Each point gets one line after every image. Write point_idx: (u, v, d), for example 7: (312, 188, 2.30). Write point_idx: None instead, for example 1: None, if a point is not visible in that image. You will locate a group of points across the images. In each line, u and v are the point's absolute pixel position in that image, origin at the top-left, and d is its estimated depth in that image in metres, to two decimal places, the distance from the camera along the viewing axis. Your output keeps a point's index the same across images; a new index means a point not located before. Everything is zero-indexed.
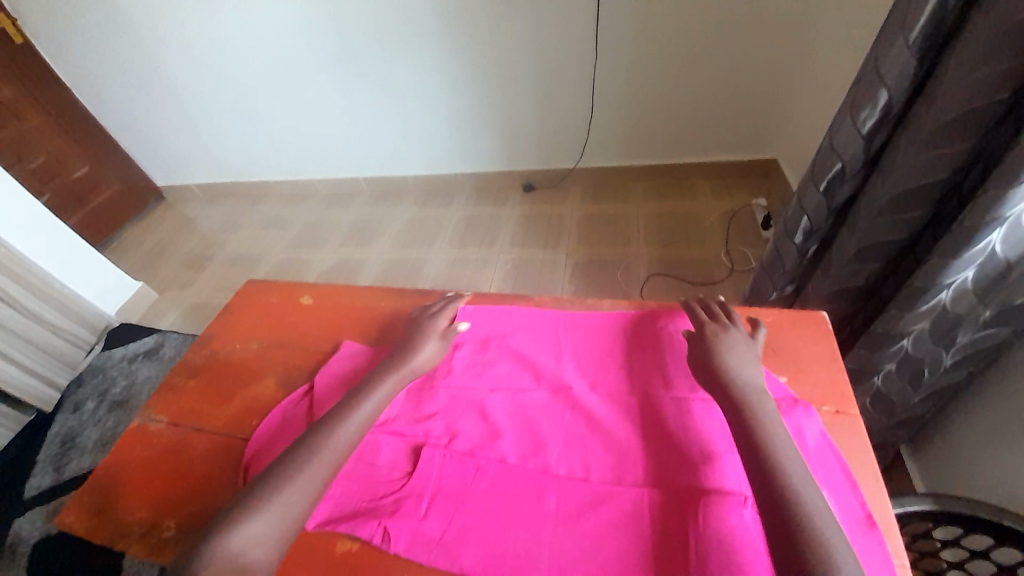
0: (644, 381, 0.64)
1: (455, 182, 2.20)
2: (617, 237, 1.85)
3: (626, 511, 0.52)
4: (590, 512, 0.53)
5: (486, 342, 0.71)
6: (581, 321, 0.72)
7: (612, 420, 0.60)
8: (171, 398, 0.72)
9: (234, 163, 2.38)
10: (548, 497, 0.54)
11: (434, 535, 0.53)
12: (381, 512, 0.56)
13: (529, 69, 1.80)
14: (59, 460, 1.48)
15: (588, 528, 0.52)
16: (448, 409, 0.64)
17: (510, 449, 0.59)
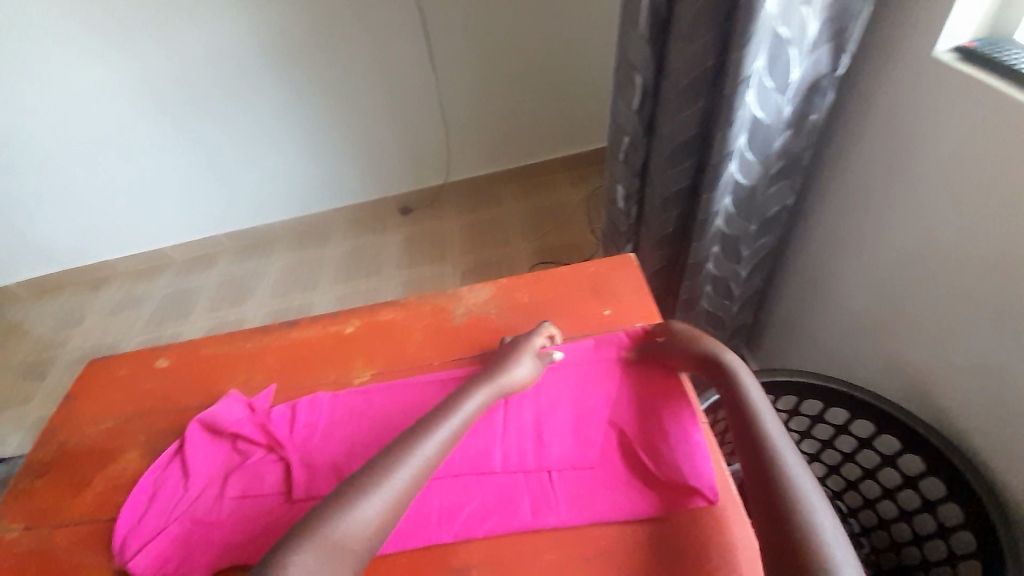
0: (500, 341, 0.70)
1: (327, 220, 2.15)
2: (496, 238, 1.97)
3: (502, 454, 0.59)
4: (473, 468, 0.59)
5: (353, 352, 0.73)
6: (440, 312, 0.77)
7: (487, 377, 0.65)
8: (15, 506, 0.64)
9: (59, 249, 2.08)
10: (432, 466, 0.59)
11: None
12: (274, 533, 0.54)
13: (372, 96, 1.85)
14: None
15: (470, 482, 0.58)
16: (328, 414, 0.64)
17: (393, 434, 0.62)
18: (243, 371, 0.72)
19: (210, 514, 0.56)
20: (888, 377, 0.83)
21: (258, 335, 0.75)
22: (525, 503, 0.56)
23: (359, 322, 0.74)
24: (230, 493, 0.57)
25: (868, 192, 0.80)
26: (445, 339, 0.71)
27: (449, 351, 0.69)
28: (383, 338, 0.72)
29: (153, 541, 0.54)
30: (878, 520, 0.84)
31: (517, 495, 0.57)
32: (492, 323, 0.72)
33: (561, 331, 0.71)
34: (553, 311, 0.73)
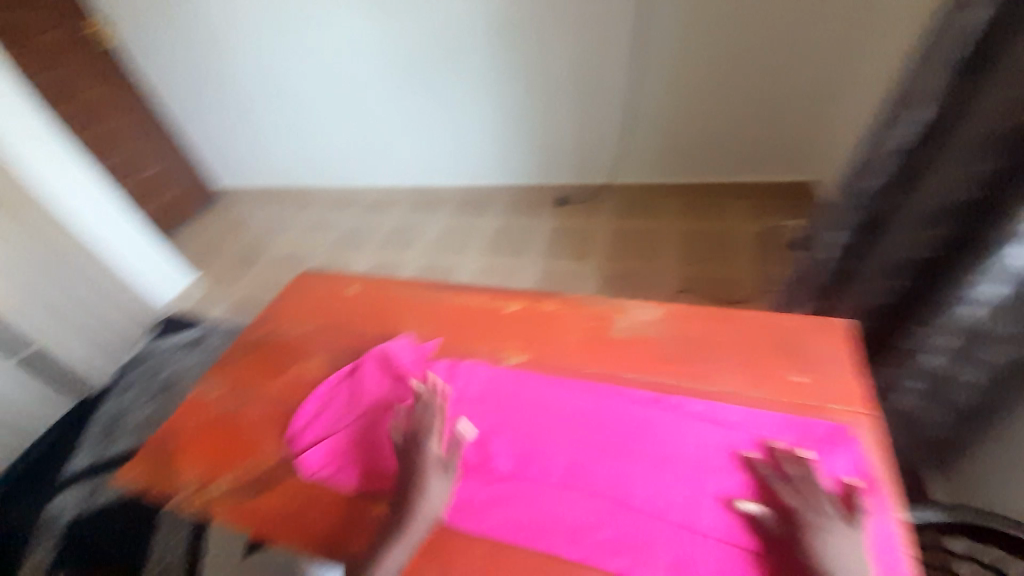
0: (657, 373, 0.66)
1: (490, 194, 2.29)
2: (646, 250, 1.88)
3: (647, 492, 0.55)
4: (611, 493, 0.56)
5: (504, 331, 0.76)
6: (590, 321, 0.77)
7: (646, 408, 0.62)
8: (226, 371, 0.80)
9: (289, 170, 2.58)
10: (568, 474, 0.58)
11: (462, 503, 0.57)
12: (413, 482, 0.59)
13: (568, 86, 1.91)
14: (105, 440, 1.62)
15: (606, 506, 0.55)
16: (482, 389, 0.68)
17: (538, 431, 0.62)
18: (412, 318, 0.79)
19: (366, 440, 0.64)
20: None
21: (429, 289, 0.83)
22: (663, 556, 0.51)
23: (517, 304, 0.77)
24: (385, 427, 0.65)
25: None
26: (591, 351, 0.70)
27: (599, 363, 0.68)
28: (536, 329, 0.74)
29: (321, 445, 0.65)
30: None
31: (654, 541, 0.52)
32: (646, 349, 0.69)
33: (730, 384, 0.64)
34: (722, 358, 0.67)
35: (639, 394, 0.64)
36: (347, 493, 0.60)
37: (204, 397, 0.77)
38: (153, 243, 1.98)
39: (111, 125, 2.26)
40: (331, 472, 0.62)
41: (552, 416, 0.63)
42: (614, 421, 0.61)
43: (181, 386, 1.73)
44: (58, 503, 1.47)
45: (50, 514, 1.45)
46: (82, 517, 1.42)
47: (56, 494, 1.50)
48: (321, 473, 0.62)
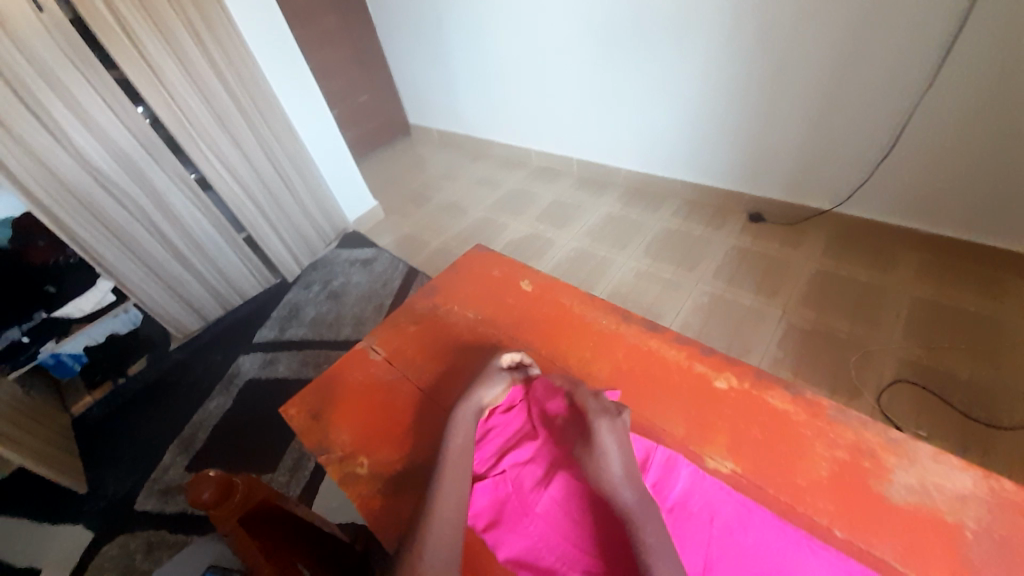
0: (866, 527, 0.57)
1: (669, 188, 2.02)
2: (862, 314, 1.42)
3: None
4: None
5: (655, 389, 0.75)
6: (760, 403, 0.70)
7: None
8: (393, 335, 0.89)
9: (470, 120, 2.63)
10: None
11: None
12: None
13: (812, 89, 1.46)
14: (285, 322, 1.91)
15: None
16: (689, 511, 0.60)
17: None
18: (591, 347, 0.82)
19: (531, 500, 0.63)
20: None
21: (621, 320, 0.85)
22: None
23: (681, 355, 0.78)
24: (552, 493, 0.63)
25: None
26: (777, 464, 0.64)
27: (768, 472, 0.64)
28: (706, 407, 0.72)
29: (485, 487, 0.65)
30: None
31: None
32: (876, 502, 0.59)
33: None
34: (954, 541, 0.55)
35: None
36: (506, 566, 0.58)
37: (365, 358, 0.86)
38: (348, 167, 2.17)
39: (336, 51, 2.48)
40: (490, 524, 0.62)
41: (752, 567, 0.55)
42: None
43: (348, 297, 1.96)
44: (244, 362, 1.78)
45: (237, 368, 1.77)
46: (261, 379, 1.71)
47: (242, 354, 1.82)
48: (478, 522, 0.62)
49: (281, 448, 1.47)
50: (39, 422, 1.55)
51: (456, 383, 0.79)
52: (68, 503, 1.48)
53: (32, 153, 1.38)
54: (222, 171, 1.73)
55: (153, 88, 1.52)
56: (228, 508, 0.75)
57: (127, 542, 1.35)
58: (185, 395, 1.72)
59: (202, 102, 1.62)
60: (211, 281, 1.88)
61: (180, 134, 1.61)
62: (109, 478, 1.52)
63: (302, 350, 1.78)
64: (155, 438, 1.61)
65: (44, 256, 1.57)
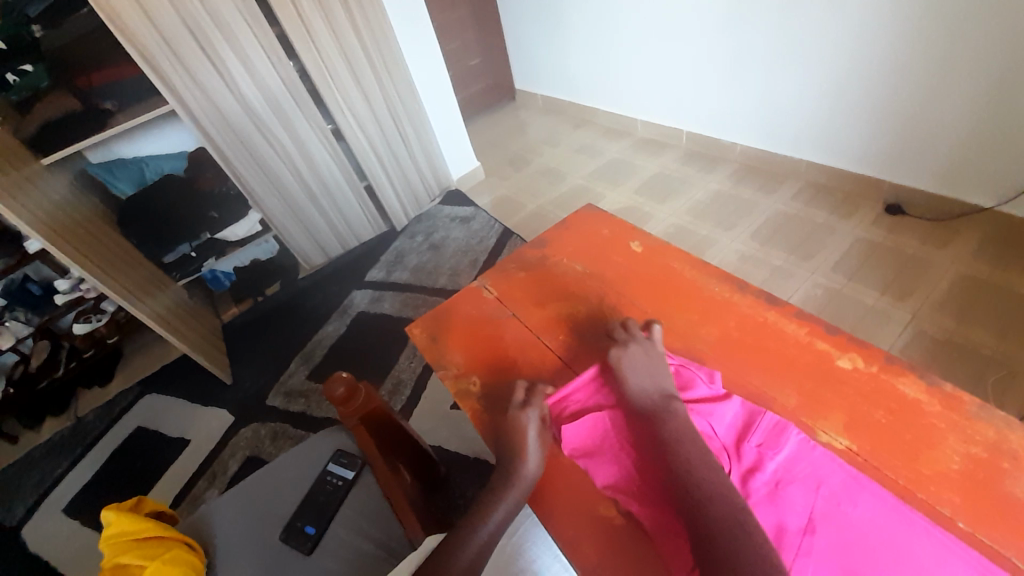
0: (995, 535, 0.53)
1: (792, 168, 1.84)
2: (1020, 329, 1.22)
3: None
4: None
5: (762, 362, 0.73)
6: (883, 392, 0.66)
7: None
8: (503, 278, 0.96)
9: (577, 85, 2.58)
10: None
11: None
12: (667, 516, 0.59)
13: (998, 61, 1.22)
14: (392, 265, 2.09)
15: None
16: (791, 469, 0.61)
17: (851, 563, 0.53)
18: (696, 315, 0.81)
19: (630, 439, 0.67)
20: None
21: (734, 289, 0.83)
22: None
23: (797, 330, 0.76)
24: None
25: None
26: (899, 451, 0.61)
27: (886, 458, 0.61)
28: (818, 385, 0.69)
29: (586, 420, 0.70)
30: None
31: None
32: (1010, 506, 0.54)
33: None
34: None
35: (989, 571, 0.50)
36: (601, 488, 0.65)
37: (478, 295, 0.94)
38: (458, 126, 2.26)
39: (457, 12, 2.54)
40: (590, 454, 0.68)
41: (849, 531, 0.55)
42: None
43: (448, 249, 2.09)
44: (356, 296, 1.99)
45: (351, 300, 1.98)
46: (369, 312, 1.91)
47: (355, 289, 2.04)
48: (579, 451, 0.69)
49: (382, 375, 1.64)
50: (196, 321, 1.89)
51: (565, 330, 0.84)
52: (216, 389, 1.81)
53: (207, 96, 1.63)
54: (352, 122, 1.90)
55: (303, 42, 1.69)
56: (352, 407, 0.88)
57: (259, 428, 1.63)
58: (308, 317, 1.98)
59: (341, 58, 1.78)
60: (335, 223, 2.10)
61: (322, 87, 1.79)
62: (246, 377, 1.83)
63: (404, 292, 1.95)
64: (282, 349, 1.88)
65: (212, 183, 1.87)
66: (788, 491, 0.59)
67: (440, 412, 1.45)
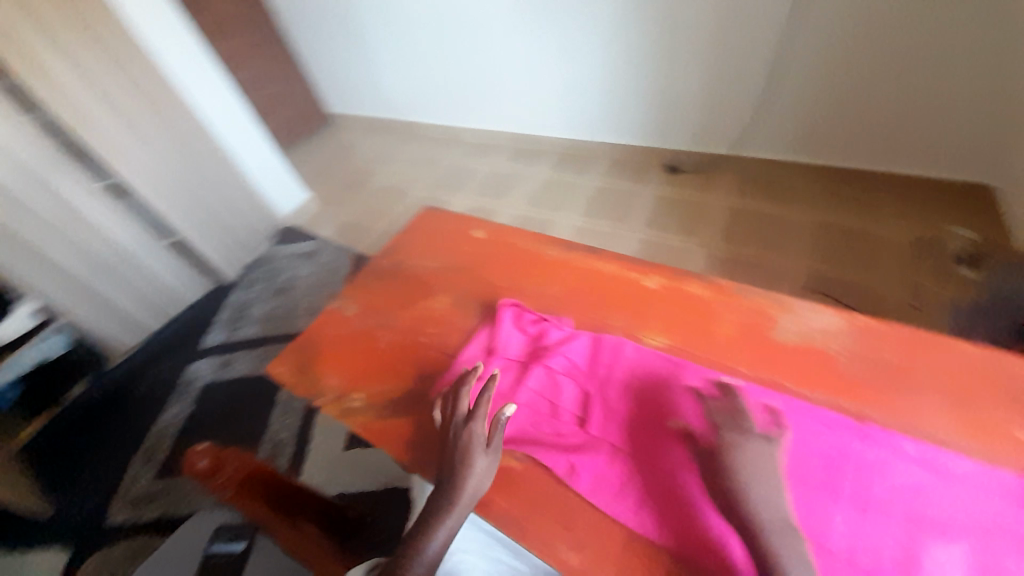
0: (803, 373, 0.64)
1: (596, 150, 2.15)
2: (767, 239, 1.65)
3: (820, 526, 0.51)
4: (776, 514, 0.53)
5: None
6: None
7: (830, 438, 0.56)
8: (361, 290, 0.92)
9: (394, 102, 2.61)
10: None
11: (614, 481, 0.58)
12: (562, 449, 0.62)
13: (704, 45, 1.64)
14: (234, 323, 1.86)
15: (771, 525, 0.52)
16: (641, 370, 0.66)
17: (698, 430, 0.60)
18: (545, 276, 0.84)
19: (513, 395, 0.68)
20: None
21: None
22: None
23: None
24: (531, 385, 0.67)
25: None
26: (717, 330, 0.71)
27: (717, 337, 0.70)
28: (665, 304, 0.75)
29: (470, 391, 0.68)
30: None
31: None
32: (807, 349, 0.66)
33: (899, 408, 0.60)
34: (988, 383, 0.60)
35: (787, 396, 0.61)
36: (496, 446, 0.64)
37: (340, 314, 0.88)
38: (273, 159, 2.10)
39: (243, 40, 2.37)
40: (478, 419, 0.67)
41: (803, 429, 0.57)
42: (759, 425, 0.59)
43: (297, 291, 1.93)
44: (197, 367, 1.72)
45: (192, 374, 1.70)
46: (218, 381, 1.66)
47: (194, 360, 1.76)
48: (468, 420, 0.67)
49: (254, 442, 1.45)
50: None
51: (436, 322, 0.81)
52: (27, 533, 1.40)
53: None
54: (138, 172, 1.63)
55: (42, 85, 1.38)
56: None
57: (107, 554, 1.31)
58: (139, 407, 1.64)
59: (103, 100, 1.50)
60: (145, 292, 1.77)
61: (85, 137, 1.48)
62: (68, 502, 1.44)
63: (257, 348, 1.75)
64: (111, 454, 1.53)
65: None
66: (640, 387, 0.64)
67: (333, 457, 1.35)
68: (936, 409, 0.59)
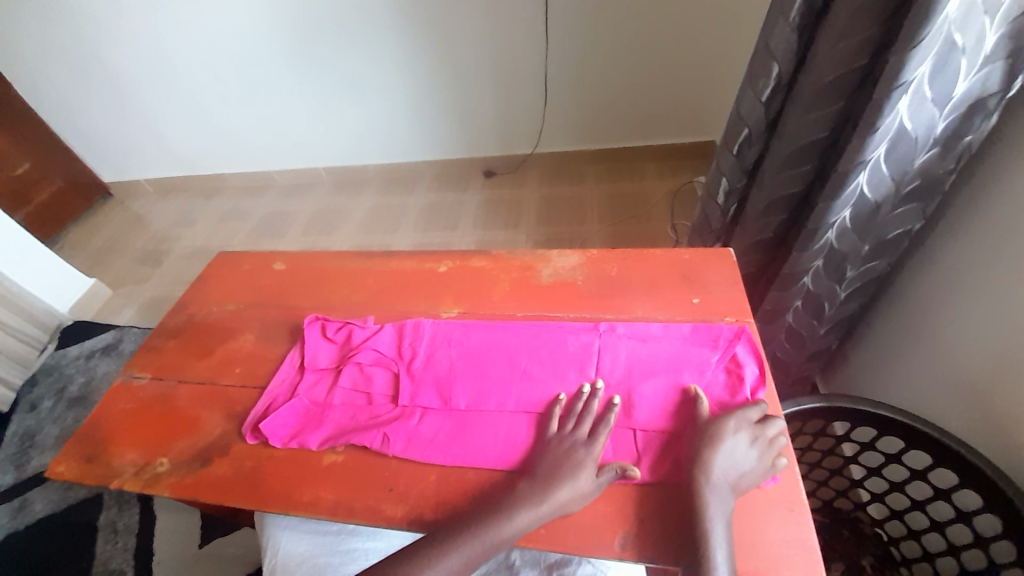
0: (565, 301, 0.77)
1: (416, 170, 2.23)
2: (574, 216, 1.91)
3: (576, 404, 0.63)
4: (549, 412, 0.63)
5: None
6: None
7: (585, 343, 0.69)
8: (152, 358, 0.85)
9: (185, 158, 2.34)
10: (508, 394, 0.65)
11: (425, 437, 0.64)
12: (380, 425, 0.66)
13: (481, 61, 1.86)
14: (19, 459, 1.47)
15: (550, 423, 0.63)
16: (431, 340, 0.73)
17: (481, 371, 0.68)
18: (349, 286, 0.87)
19: (329, 399, 0.70)
20: (972, 425, 0.77)
21: None
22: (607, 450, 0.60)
23: None
24: (345, 384, 0.71)
25: (986, 248, 0.73)
26: (496, 288, 0.81)
27: (499, 291, 0.81)
28: (470, 283, 0.82)
29: (285, 409, 0.69)
30: (921, 553, 0.81)
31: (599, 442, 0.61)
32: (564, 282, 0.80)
33: (642, 306, 0.75)
34: (728, 261, 0.79)
35: (545, 323, 0.74)
36: (317, 448, 0.66)
37: (128, 388, 0.81)
38: (35, 248, 1.72)
39: None
40: (297, 432, 0.68)
41: (557, 339, 0.70)
42: (522, 350, 0.69)
43: (99, 393, 1.61)
44: None
45: None
46: (13, 533, 1.30)
47: None
48: (287, 436, 0.67)
49: None
50: None
51: (242, 361, 0.80)
52: None
53: None
54: None
55: None
56: None
57: None
58: None
59: None
60: None
61: None
62: None
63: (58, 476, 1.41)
64: None
65: None
66: (429, 353, 0.71)
67: (188, 560, 1.17)
68: (657, 298, 0.76)
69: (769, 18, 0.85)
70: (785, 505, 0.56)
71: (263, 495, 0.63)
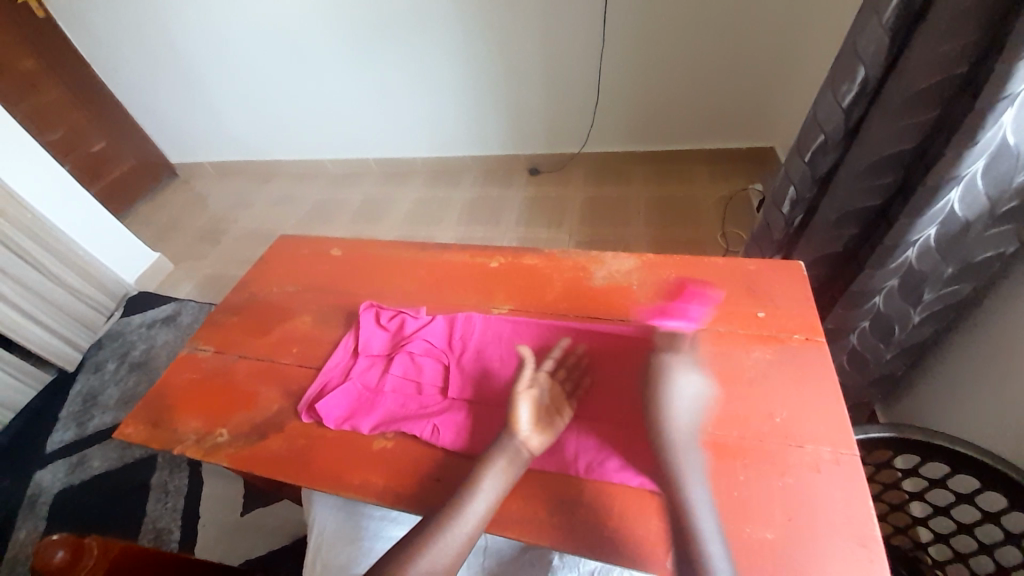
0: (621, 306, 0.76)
1: (463, 164, 2.25)
2: (618, 218, 1.87)
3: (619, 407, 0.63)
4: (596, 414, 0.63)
5: None
6: None
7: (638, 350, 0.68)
8: (214, 331, 0.90)
9: (246, 143, 2.45)
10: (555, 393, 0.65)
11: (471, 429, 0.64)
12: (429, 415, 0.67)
13: (534, 59, 1.85)
14: (82, 416, 1.59)
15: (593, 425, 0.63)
16: (482, 334, 0.74)
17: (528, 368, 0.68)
18: (400, 276, 0.89)
19: (381, 385, 0.72)
20: None
21: None
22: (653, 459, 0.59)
23: None
24: (396, 372, 0.72)
25: None
26: (550, 287, 0.80)
27: (553, 290, 0.80)
28: (523, 281, 0.82)
29: (338, 392, 0.71)
30: None
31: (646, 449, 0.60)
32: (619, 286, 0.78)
33: (703, 317, 0.72)
34: (796, 274, 0.76)
35: (598, 325, 0.72)
36: (368, 432, 0.67)
37: (192, 359, 0.86)
38: (108, 220, 1.85)
39: (44, 98, 2.13)
40: (349, 415, 0.69)
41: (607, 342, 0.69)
42: (574, 351, 0.69)
43: (157, 361, 1.71)
44: (43, 475, 1.44)
45: (36, 486, 1.43)
46: (72, 486, 1.41)
47: (40, 468, 1.47)
48: (340, 419, 0.69)
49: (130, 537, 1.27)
50: None
51: (296, 341, 0.83)
52: None
53: None
54: None
55: None
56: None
57: None
58: None
59: None
60: None
61: None
62: None
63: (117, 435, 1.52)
64: None
65: None
66: (479, 347, 0.72)
67: (230, 525, 1.23)
68: (718, 309, 0.73)
69: (859, 18, 0.80)
70: (856, 542, 0.52)
71: (312, 475, 0.65)
